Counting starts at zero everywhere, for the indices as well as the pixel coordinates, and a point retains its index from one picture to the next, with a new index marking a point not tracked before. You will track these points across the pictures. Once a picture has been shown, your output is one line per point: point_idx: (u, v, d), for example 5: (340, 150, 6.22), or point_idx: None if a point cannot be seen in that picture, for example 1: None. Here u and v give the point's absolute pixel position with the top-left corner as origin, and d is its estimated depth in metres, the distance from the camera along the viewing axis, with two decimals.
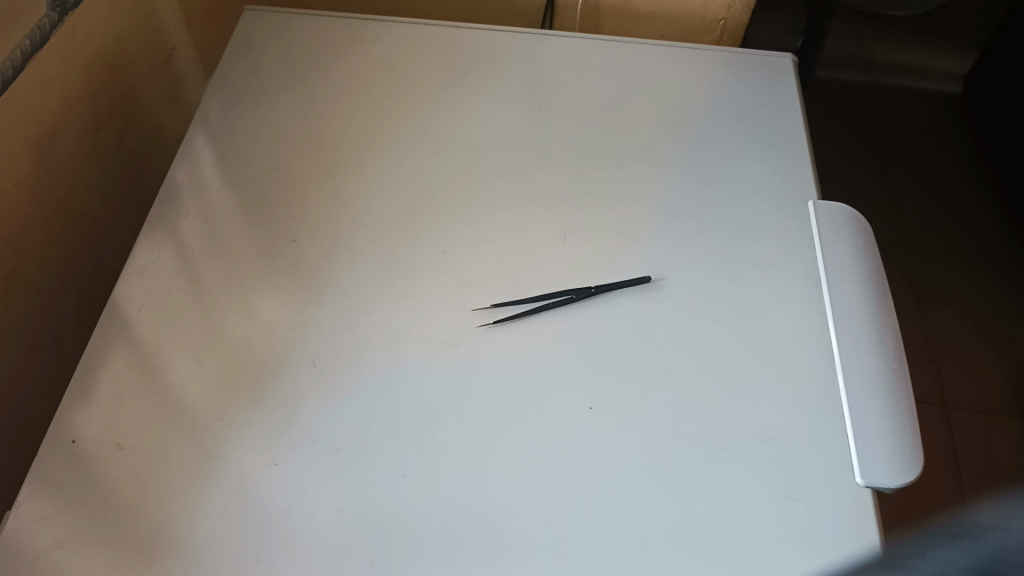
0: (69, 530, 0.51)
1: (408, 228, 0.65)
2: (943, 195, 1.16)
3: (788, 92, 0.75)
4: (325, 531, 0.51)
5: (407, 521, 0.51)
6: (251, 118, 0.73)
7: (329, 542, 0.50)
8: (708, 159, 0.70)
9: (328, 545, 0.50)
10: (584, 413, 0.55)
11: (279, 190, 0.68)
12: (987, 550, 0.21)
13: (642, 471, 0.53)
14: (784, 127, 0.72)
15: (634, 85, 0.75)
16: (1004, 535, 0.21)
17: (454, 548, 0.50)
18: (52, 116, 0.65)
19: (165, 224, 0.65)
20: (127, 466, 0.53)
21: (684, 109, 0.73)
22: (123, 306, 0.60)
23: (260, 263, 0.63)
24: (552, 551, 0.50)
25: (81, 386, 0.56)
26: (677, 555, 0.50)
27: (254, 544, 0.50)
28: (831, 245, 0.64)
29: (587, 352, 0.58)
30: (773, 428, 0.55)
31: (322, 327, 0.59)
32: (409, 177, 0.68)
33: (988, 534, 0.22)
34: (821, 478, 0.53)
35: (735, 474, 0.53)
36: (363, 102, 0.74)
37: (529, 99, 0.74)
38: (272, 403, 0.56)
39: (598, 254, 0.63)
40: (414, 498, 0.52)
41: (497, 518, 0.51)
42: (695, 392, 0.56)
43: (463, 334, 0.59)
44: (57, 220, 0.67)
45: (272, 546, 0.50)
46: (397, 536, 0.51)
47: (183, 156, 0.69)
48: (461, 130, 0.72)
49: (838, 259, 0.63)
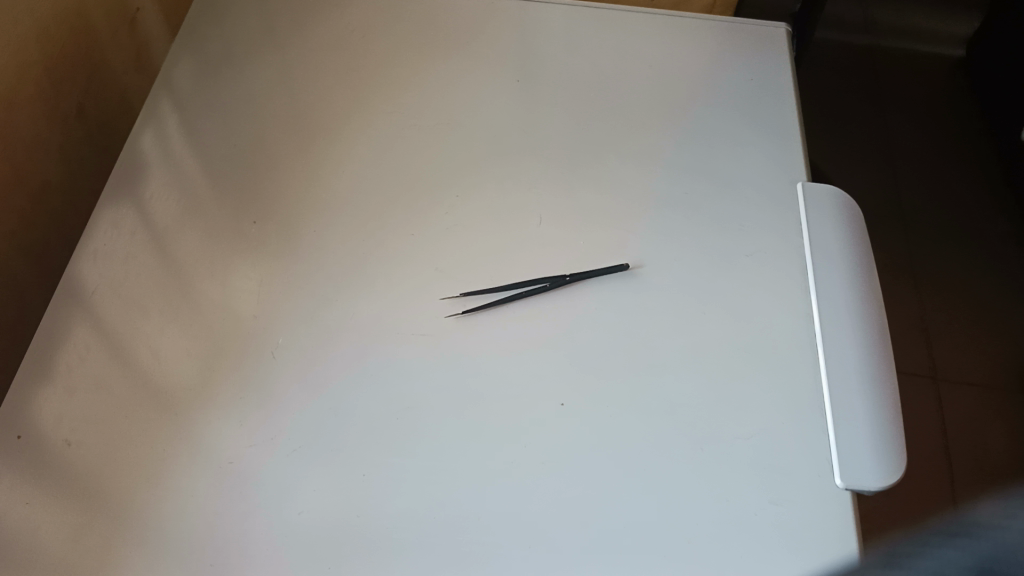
0: (14, 534, 0.49)
1: (377, 209, 0.62)
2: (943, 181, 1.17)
3: (780, 66, 0.71)
4: (298, 535, 0.49)
5: (396, 528, 0.49)
6: (221, 86, 0.69)
7: (304, 545, 0.49)
8: (696, 136, 0.66)
9: (304, 549, 0.49)
10: (558, 409, 0.53)
11: (244, 168, 0.65)
12: (986, 551, 0.22)
13: (622, 474, 0.51)
14: (775, 104, 0.69)
15: (618, 57, 0.71)
16: (1003, 534, 0.22)
17: (435, 550, 0.49)
18: (3, 86, 0.61)
19: (120, 205, 0.62)
20: (77, 464, 0.51)
21: (670, 85, 0.70)
22: (74, 293, 0.58)
23: (219, 246, 0.60)
24: (528, 555, 0.49)
25: (28, 381, 0.54)
26: (663, 562, 0.49)
27: (223, 549, 0.49)
28: (818, 233, 0.61)
29: (565, 343, 0.56)
30: (756, 426, 0.53)
31: (285, 315, 0.57)
32: (379, 154, 0.65)
33: (987, 534, 0.22)
34: (805, 482, 0.51)
35: (714, 476, 0.51)
36: (337, 73, 0.70)
37: (508, 72, 0.70)
38: (231, 399, 0.54)
39: (574, 240, 0.61)
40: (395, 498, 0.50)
41: (474, 520, 0.50)
42: (675, 388, 0.54)
43: (433, 324, 0.57)
44: (13, 196, 0.64)
45: (242, 551, 0.49)
46: (397, 540, 0.49)
47: (146, 128, 0.66)
48: (437, 103, 0.68)
49: (827, 247, 0.61)
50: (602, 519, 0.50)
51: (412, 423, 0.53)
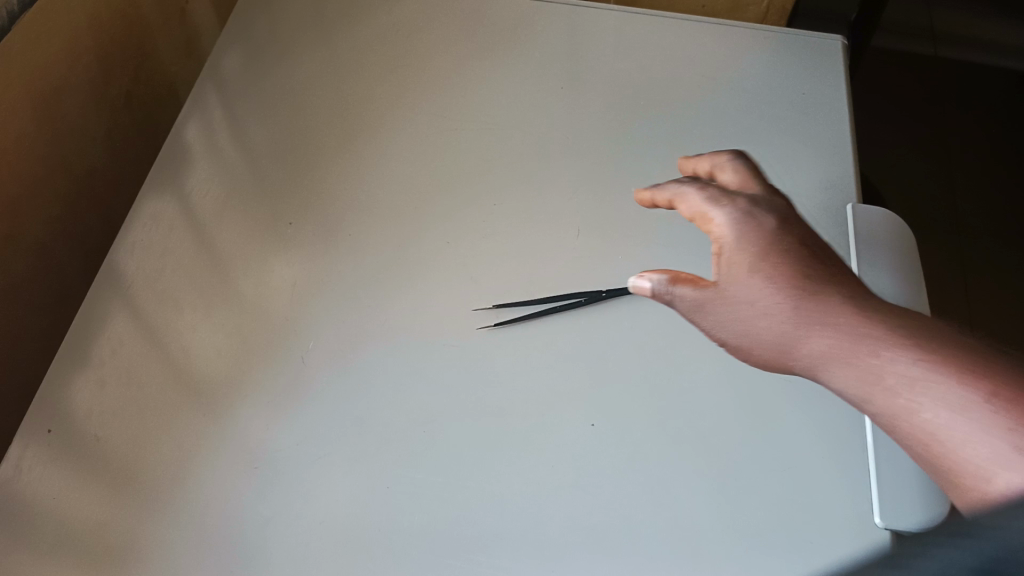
0: (40, 528, 0.49)
1: (413, 213, 0.62)
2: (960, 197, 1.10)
3: (835, 81, 0.69)
4: (313, 543, 0.49)
5: (410, 541, 0.49)
6: (266, 80, 0.69)
7: (321, 553, 0.49)
8: (743, 151, 0.64)
9: (322, 556, 0.49)
10: (588, 429, 0.52)
11: (284, 164, 0.64)
12: (989, 552, 0.20)
13: (650, 500, 0.50)
14: (827, 120, 0.66)
15: (667, 66, 0.69)
16: (1003, 535, 0.21)
17: (450, 566, 0.48)
18: (54, 73, 0.62)
19: (160, 197, 0.62)
20: (106, 460, 0.52)
21: (720, 95, 0.68)
22: (112, 285, 0.58)
23: (255, 244, 0.60)
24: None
25: (62, 373, 0.54)
26: None
27: (243, 551, 0.49)
28: (867, 242, 0.58)
29: (596, 358, 0.55)
30: (791, 457, 0.52)
31: (317, 317, 0.57)
32: (416, 156, 0.65)
33: (990, 535, 0.21)
34: (839, 522, 0.50)
35: (744, 507, 0.50)
36: (380, 72, 0.70)
37: (554, 76, 0.69)
38: (260, 400, 0.54)
39: (612, 252, 0.59)
40: (411, 509, 0.50)
41: (493, 539, 0.49)
42: (710, 415, 0.53)
43: (465, 334, 0.56)
44: (60, 181, 0.64)
45: (261, 556, 0.49)
46: (401, 552, 0.48)
47: (190, 120, 0.66)
48: (479, 107, 0.67)
49: (878, 259, 0.58)
50: (627, 548, 0.49)
51: (436, 432, 0.52)
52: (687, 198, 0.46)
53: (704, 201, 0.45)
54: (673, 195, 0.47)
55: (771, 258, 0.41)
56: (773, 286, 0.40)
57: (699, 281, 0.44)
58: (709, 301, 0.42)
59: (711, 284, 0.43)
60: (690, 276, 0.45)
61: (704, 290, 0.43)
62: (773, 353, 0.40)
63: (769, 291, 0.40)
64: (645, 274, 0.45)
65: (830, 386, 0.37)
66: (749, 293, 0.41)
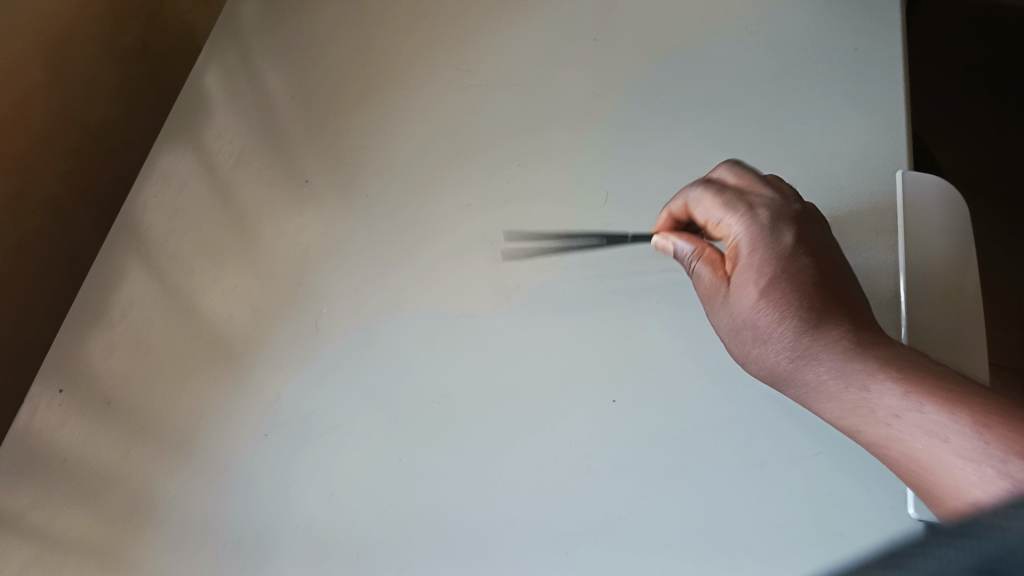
0: (49, 490, 0.51)
1: (432, 178, 0.59)
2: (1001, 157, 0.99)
3: (895, 27, 0.59)
4: (315, 519, 0.49)
5: (410, 528, 0.48)
6: (285, 28, 0.67)
7: (324, 534, 0.48)
8: (784, 107, 0.58)
9: (327, 535, 0.48)
10: (609, 408, 0.49)
11: (301, 117, 0.62)
12: (989, 550, 0.19)
13: (665, 487, 0.46)
14: (880, 75, 0.58)
15: (707, 14, 0.63)
16: (1004, 535, 0.19)
17: (453, 550, 0.47)
18: (63, 21, 0.59)
19: (176, 154, 0.62)
20: (113, 423, 0.52)
21: (763, 45, 0.60)
22: (128, 240, 0.59)
23: (272, 204, 0.59)
24: (551, 564, 0.46)
25: (75, 331, 0.56)
26: None
27: (241, 523, 0.49)
28: (917, 200, 0.52)
29: (615, 324, 0.51)
30: (823, 442, 0.46)
31: (326, 279, 0.56)
32: (437, 113, 0.62)
33: (989, 534, 0.20)
34: (870, 514, 0.44)
35: (762, 494, 0.45)
36: (401, 21, 0.66)
37: (587, 25, 0.64)
38: (271, 369, 0.53)
39: (639, 215, 0.55)
40: (410, 491, 0.49)
41: (496, 528, 0.47)
42: (735, 396, 0.48)
43: (480, 306, 0.53)
44: (71, 135, 0.63)
45: (264, 535, 0.49)
46: (404, 546, 0.47)
47: (207, 70, 0.64)
48: (503, 59, 0.63)
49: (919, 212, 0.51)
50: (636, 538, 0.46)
51: (445, 408, 0.50)
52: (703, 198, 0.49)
53: (717, 206, 0.48)
54: (688, 194, 0.50)
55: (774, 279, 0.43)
56: (781, 312, 0.43)
57: (719, 270, 0.48)
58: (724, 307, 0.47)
59: (724, 285, 0.47)
60: (712, 255, 0.48)
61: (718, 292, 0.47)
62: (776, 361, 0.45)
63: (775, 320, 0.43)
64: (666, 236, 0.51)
65: (816, 405, 0.41)
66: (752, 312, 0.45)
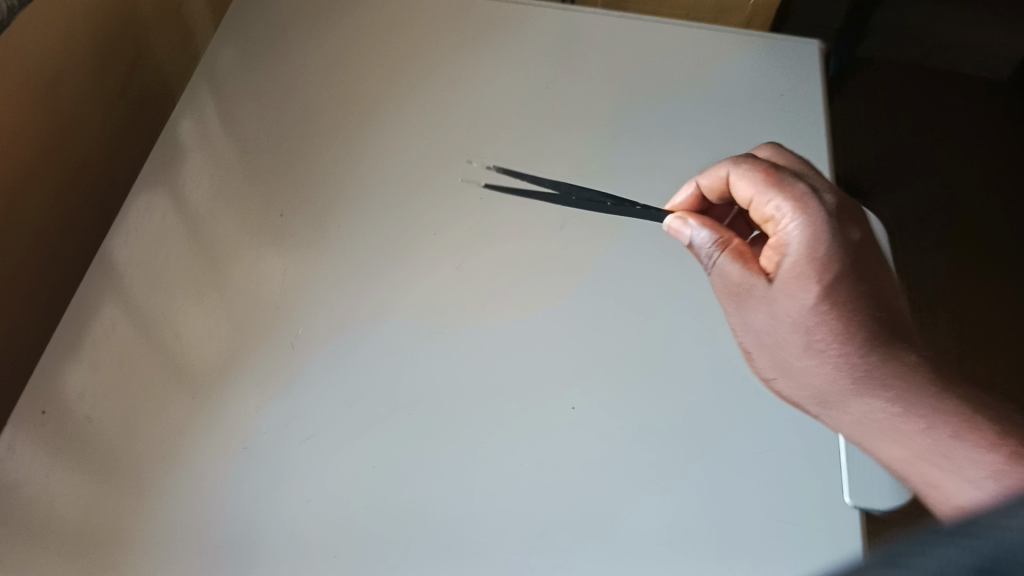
0: (32, 505, 0.52)
1: (408, 214, 0.67)
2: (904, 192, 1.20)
3: (807, 83, 0.76)
4: (311, 523, 0.52)
5: (406, 523, 0.52)
6: (261, 74, 0.77)
7: (321, 534, 0.52)
8: (719, 140, 0.72)
9: (323, 534, 0.52)
10: (569, 412, 0.56)
11: (273, 154, 0.71)
12: (989, 550, 0.19)
13: (627, 476, 0.54)
14: (796, 119, 0.73)
15: (650, 69, 0.77)
16: (1004, 533, 0.19)
17: (449, 547, 0.52)
18: (51, 65, 0.64)
19: (153, 195, 0.66)
20: (98, 439, 0.55)
21: (703, 94, 0.75)
22: (109, 266, 0.62)
23: (251, 237, 0.65)
24: (552, 560, 0.51)
25: (58, 356, 0.58)
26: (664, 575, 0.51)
27: (232, 537, 0.52)
28: None
29: (580, 336, 0.60)
30: (754, 433, 0.56)
31: (306, 300, 0.61)
32: (404, 152, 0.71)
33: (987, 533, 0.19)
34: (806, 496, 0.54)
35: (708, 476, 0.54)
36: (377, 70, 0.78)
37: (541, 77, 0.77)
38: (253, 381, 0.58)
39: (595, 245, 0.65)
40: (402, 481, 0.54)
41: (480, 522, 0.52)
42: (684, 402, 0.57)
43: (453, 322, 0.61)
44: (55, 173, 0.66)
45: (257, 544, 0.52)
46: (403, 544, 0.52)
47: (190, 111, 0.72)
48: (460, 100, 0.75)
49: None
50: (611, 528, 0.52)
51: (423, 410, 0.56)
52: (754, 178, 0.54)
53: (766, 188, 0.53)
54: (732, 169, 0.56)
55: (824, 286, 0.50)
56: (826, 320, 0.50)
57: (748, 264, 0.54)
58: (749, 305, 0.54)
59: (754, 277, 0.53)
60: (740, 249, 0.55)
61: (747, 289, 0.54)
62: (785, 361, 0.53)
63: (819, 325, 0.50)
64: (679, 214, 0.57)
65: (854, 410, 0.49)
66: (791, 317, 0.51)
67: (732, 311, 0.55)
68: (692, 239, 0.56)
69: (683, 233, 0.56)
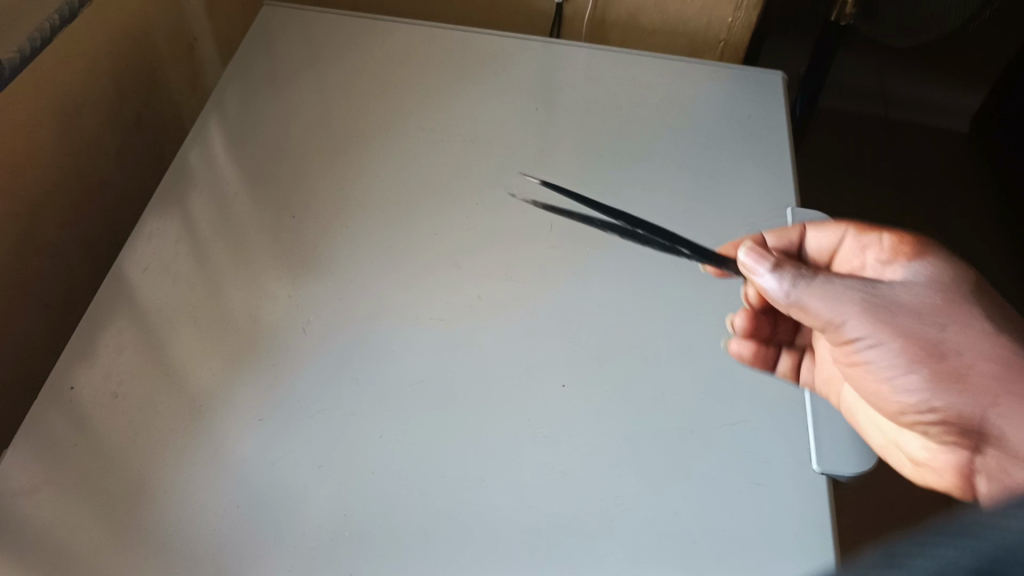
0: (50, 475, 0.55)
1: (412, 222, 0.72)
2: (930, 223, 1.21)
3: (770, 105, 0.84)
4: (318, 518, 0.54)
5: (408, 502, 0.55)
6: (267, 103, 0.83)
7: (321, 520, 0.54)
8: (696, 151, 0.79)
9: (322, 523, 0.54)
10: (561, 389, 0.61)
11: (285, 169, 0.77)
12: (989, 550, 0.19)
13: (617, 456, 0.58)
14: (763, 135, 0.82)
15: (630, 94, 0.85)
16: (1004, 534, 0.20)
17: (452, 519, 0.55)
18: (75, 87, 0.68)
19: (164, 217, 0.71)
20: (121, 413, 0.59)
21: (678, 115, 0.83)
22: (130, 264, 0.67)
23: (263, 242, 0.70)
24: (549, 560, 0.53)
25: (81, 347, 0.62)
26: (655, 547, 0.54)
27: (234, 522, 0.54)
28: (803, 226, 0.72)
29: (573, 333, 0.65)
30: (734, 415, 0.60)
31: (315, 298, 0.66)
32: (404, 165, 0.77)
33: (987, 534, 0.20)
34: (782, 466, 0.58)
35: (694, 456, 0.58)
36: (379, 95, 0.84)
37: (530, 100, 0.84)
38: (265, 364, 0.62)
39: (583, 250, 0.70)
40: (400, 459, 0.57)
41: (475, 497, 0.56)
42: (668, 388, 0.62)
43: (450, 314, 0.65)
44: (74, 189, 0.70)
45: (259, 529, 0.54)
46: (408, 519, 0.54)
47: (199, 140, 0.78)
48: (458, 122, 0.81)
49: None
50: (602, 502, 0.56)
51: (424, 390, 0.61)
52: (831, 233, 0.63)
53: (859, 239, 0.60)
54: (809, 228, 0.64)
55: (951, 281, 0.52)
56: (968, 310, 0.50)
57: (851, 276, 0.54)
58: (877, 304, 0.51)
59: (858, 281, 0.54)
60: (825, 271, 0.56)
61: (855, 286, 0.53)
62: (927, 345, 0.50)
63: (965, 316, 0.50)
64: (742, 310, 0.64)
65: None
66: (932, 305, 0.51)
67: (853, 312, 0.52)
68: (772, 271, 0.55)
69: (760, 268, 0.55)
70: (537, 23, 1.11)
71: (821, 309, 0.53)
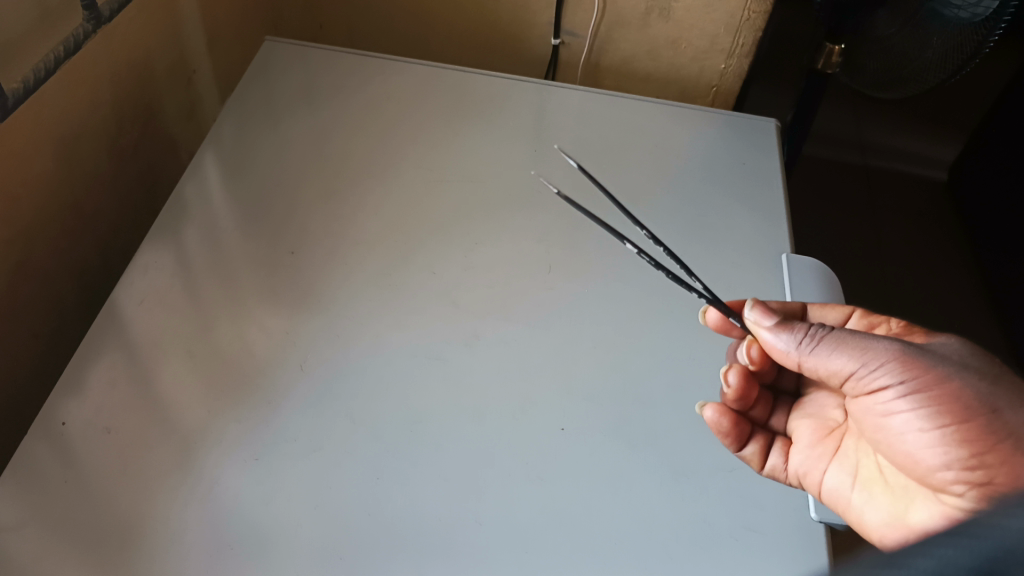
0: (35, 511, 0.54)
1: (410, 261, 0.72)
2: (901, 287, 1.27)
3: (762, 151, 0.86)
4: (308, 555, 0.53)
5: (402, 542, 0.54)
6: (264, 138, 0.83)
7: (315, 557, 0.53)
8: (692, 195, 0.81)
9: (315, 559, 0.53)
10: (559, 433, 0.61)
11: (281, 203, 0.77)
12: (989, 550, 0.17)
13: (614, 496, 0.58)
14: (756, 180, 0.83)
15: (624, 136, 0.86)
16: (1003, 532, 0.17)
17: (449, 562, 0.54)
18: (75, 119, 0.68)
19: (157, 249, 0.70)
20: (112, 447, 0.58)
21: (671, 159, 0.84)
22: (125, 297, 0.66)
23: (260, 278, 0.70)
24: None
25: (73, 380, 0.61)
26: None
27: (223, 559, 0.53)
28: (797, 271, 0.73)
29: (569, 373, 0.65)
30: (732, 461, 0.60)
31: (311, 336, 0.66)
32: (402, 201, 0.78)
33: (989, 532, 0.18)
34: (779, 510, 0.58)
35: (690, 499, 0.58)
36: (374, 132, 0.85)
37: (527, 140, 0.85)
38: (259, 400, 0.61)
39: (580, 291, 0.71)
40: (395, 498, 0.56)
41: (471, 537, 0.55)
42: (664, 429, 0.62)
43: (448, 351, 0.65)
44: (68, 219, 0.70)
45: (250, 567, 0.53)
46: (404, 559, 0.54)
47: (195, 174, 0.78)
48: (456, 160, 0.82)
49: (805, 291, 0.72)
50: (596, 545, 0.55)
51: (421, 429, 0.60)
52: (837, 307, 0.63)
53: (865, 318, 0.61)
54: (811, 304, 0.64)
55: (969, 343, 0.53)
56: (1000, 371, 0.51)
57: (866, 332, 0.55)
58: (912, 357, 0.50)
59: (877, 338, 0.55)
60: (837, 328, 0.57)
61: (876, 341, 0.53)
62: (971, 400, 0.48)
63: (1000, 377, 0.50)
64: (734, 368, 0.60)
65: None
66: (963, 362, 0.51)
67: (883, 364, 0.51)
68: (779, 326, 0.56)
69: (767, 322, 0.57)
70: (531, 66, 1.13)
71: (844, 355, 0.52)
